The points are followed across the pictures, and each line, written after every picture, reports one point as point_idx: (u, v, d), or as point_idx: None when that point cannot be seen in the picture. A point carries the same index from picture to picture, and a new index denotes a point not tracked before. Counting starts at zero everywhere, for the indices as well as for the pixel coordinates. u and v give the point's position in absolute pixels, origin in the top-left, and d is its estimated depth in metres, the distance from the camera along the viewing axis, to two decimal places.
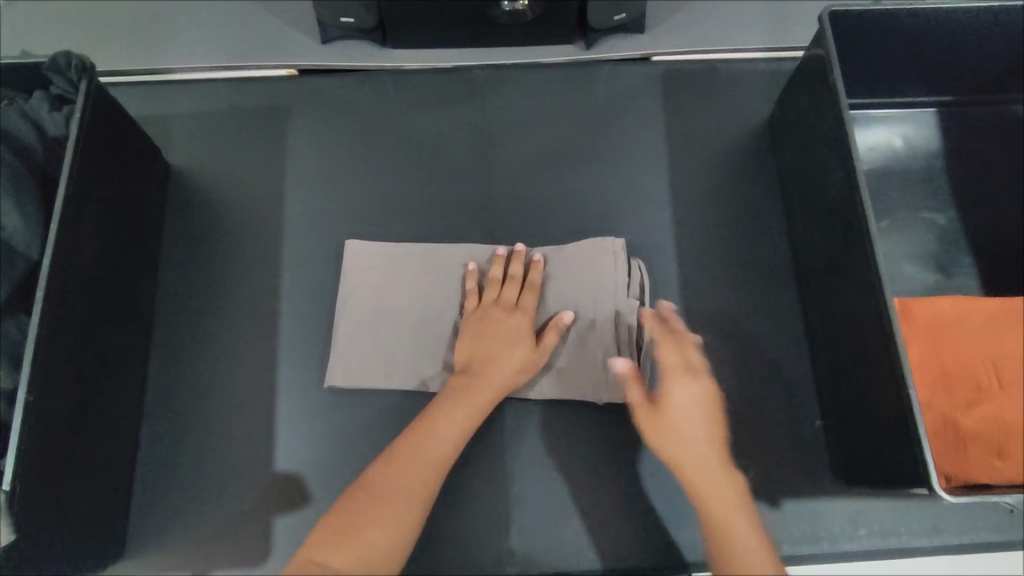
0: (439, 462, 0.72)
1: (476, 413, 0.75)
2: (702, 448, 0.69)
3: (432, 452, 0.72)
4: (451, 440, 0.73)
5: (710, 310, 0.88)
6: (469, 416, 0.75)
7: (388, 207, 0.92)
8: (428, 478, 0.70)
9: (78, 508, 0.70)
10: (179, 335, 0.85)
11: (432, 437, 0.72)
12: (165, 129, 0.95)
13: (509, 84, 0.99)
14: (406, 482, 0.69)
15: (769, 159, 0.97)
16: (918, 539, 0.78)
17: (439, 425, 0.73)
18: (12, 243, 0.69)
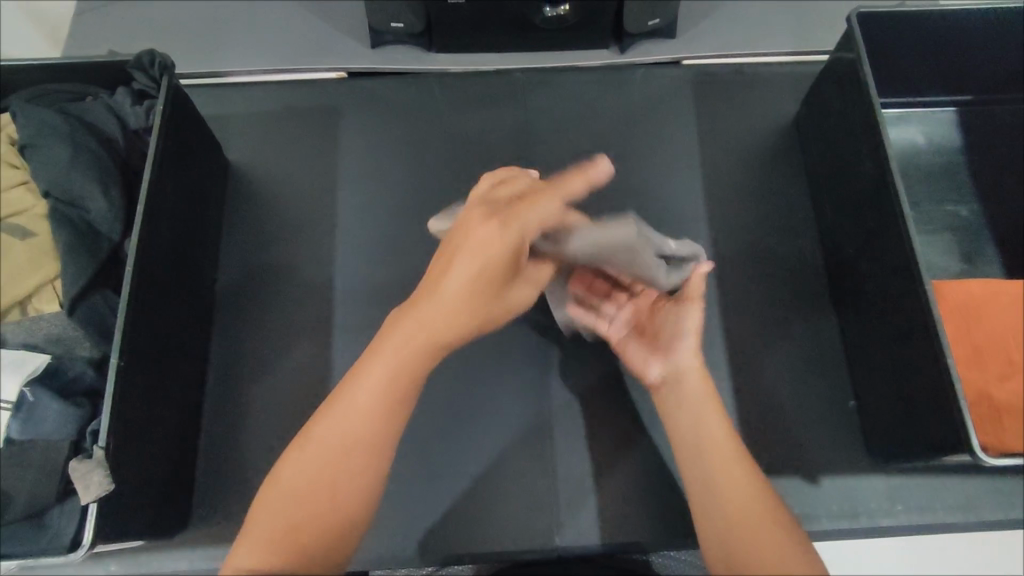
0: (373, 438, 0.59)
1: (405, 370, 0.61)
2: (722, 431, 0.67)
3: (355, 420, 0.59)
4: (376, 407, 0.60)
5: (745, 297, 0.92)
6: (399, 376, 0.61)
7: (435, 200, 0.97)
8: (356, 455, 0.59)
9: (152, 472, 0.73)
10: (240, 318, 0.90)
11: (359, 397, 0.60)
12: (225, 127, 1.01)
13: (547, 85, 1.04)
14: (345, 458, 0.59)
15: (797, 156, 1.01)
16: (954, 514, 0.81)
17: (353, 400, 0.60)
18: (95, 223, 0.74)
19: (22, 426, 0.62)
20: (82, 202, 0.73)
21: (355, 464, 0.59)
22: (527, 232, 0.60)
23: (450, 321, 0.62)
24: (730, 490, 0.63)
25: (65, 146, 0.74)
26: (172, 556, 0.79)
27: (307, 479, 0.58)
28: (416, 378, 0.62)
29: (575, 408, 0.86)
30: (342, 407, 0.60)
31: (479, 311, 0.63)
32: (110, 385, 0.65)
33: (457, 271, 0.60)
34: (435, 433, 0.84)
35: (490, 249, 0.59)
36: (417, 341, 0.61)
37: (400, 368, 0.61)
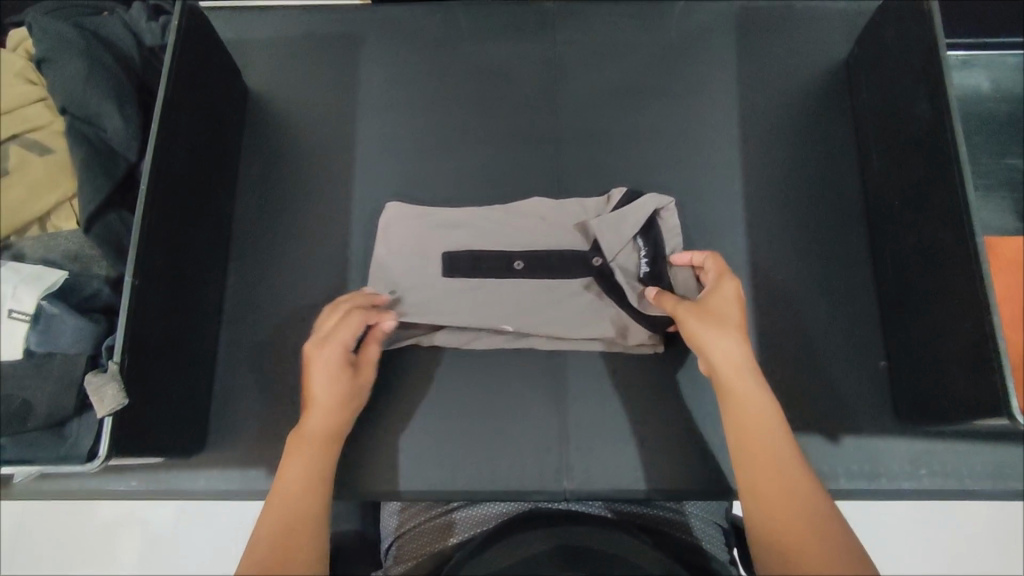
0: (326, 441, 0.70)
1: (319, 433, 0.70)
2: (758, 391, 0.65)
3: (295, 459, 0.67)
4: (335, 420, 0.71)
5: (776, 250, 0.88)
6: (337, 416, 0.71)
7: (457, 135, 0.93)
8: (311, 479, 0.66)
9: (168, 392, 0.74)
10: (257, 247, 0.89)
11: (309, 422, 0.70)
12: (245, 53, 0.98)
13: (580, 17, 0.98)
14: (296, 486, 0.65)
15: (845, 100, 0.94)
16: (981, 482, 0.78)
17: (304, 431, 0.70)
18: (112, 142, 0.72)
19: (40, 338, 0.63)
20: (97, 120, 0.72)
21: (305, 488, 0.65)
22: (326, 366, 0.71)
23: (332, 411, 0.71)
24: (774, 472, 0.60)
25: (81, 62, 0.72)
26: (188, 474, 0.81)
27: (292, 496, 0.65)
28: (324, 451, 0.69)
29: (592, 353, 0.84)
30: (305, 443, 0.69)
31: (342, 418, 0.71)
32: (126, 300, 0.65)
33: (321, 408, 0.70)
34: (449, 370, 0.84)
35: (340, 374, 0.72)
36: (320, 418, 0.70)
37: (325, 426, 0.70)
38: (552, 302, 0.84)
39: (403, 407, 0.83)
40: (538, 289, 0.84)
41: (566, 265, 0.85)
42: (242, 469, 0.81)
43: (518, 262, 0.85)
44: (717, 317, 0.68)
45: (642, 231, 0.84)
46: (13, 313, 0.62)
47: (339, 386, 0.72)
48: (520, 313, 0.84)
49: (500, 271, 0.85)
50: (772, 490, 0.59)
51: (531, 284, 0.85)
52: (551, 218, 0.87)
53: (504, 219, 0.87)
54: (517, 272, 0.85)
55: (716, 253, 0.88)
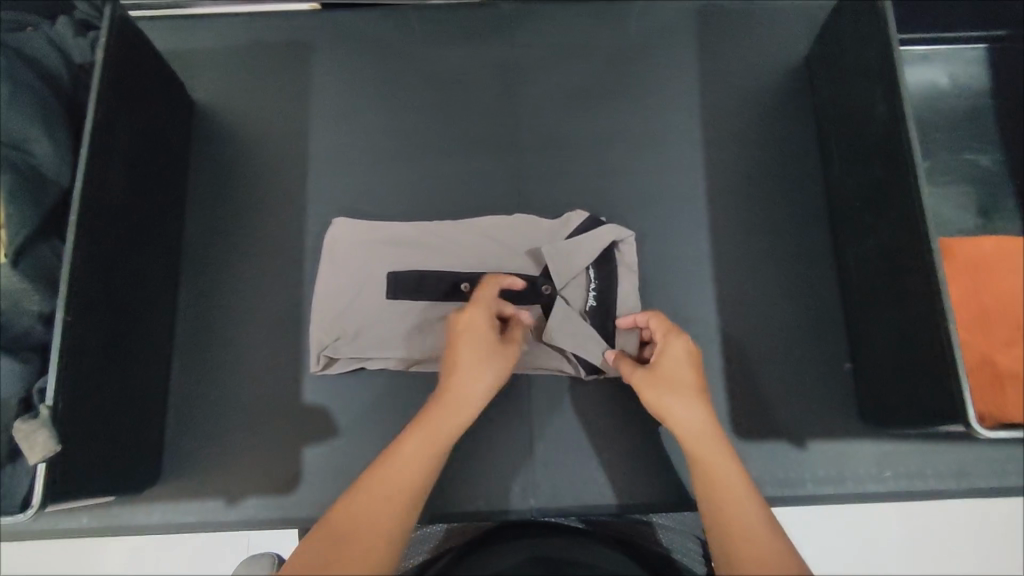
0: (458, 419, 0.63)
1: (458, 408, 0.64)
2: (722, 451, 0.61)
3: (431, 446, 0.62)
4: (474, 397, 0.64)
5: (741, 254, 0.87)
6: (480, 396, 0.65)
7: (413, 145, 0.91)
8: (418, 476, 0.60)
9: (114, 429, 0.71)
10: (207, 270, 0.86)
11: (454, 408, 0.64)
12: (189, 65, 0.94)
13: (536, 19, 0.96)
14: (389, 481, 0.59)
15: (805, 99, 0.93)
16: (945, 481, 0.78)
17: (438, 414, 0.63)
18: (42, 167, 0.69)
19: None
20: (25, 145, 0.68)
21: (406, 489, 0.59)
22: (473, 342, 0.66)
23: (469, 392, 0.64)
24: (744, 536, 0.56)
25: (4, 84, 0.67)
26: (144, 509, 0.78)
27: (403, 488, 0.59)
28: (451, 432, 0.63)
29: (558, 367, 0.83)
30: (428, 426, 0.62)
31: (500, 378, 0.66)
32: (55, 340, 0.62)
33: (485, 366, 0.65)
34: (411, 391, 0.82)
35: (484, 340, 0.66)
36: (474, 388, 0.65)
37: (454, 412, 0.63)
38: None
39: (365, 430, 0.81)
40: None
41: (514, 289, 0.81)
42: (200, 501, 0.78)
43: (464, 284, 0.81)
44: (671, 381, 0.65)
45: (596, 261, 0.81)
46: None
47: (487, 351, 0.66)
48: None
49: (445, 294, 0.81)
50: (754, 560, 0.54)
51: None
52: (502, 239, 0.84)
53: (452, 239, 0.84)
54: (463, 294, 0.81)
55: (680, 260, 0.86)
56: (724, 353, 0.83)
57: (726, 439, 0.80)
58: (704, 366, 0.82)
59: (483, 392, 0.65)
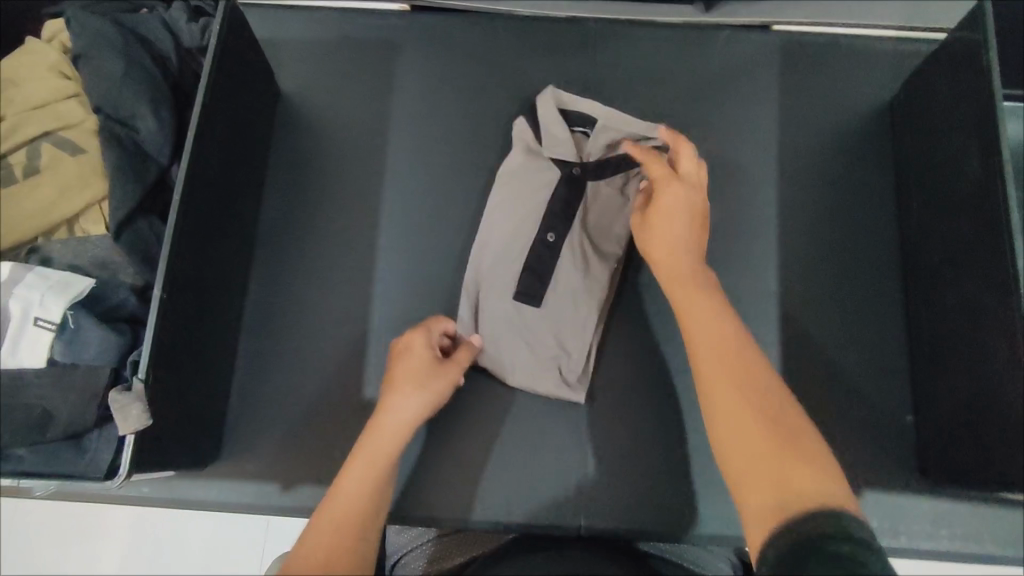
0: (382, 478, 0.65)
1: (385, 455, 0.66)
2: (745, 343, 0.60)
3: (350, 489, 0.63)
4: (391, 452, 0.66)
5: (809, 294, 0.86)
6: (391, 454, 0.66)
7: (490, 153, 0.92)
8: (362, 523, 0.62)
9: (186, 404, 0.73)
10: (281, 256, 0.88)
11: (366, 457, 0.65)
12: (279, 54, 0.96)
13: (622, 40, 0.96)
14: (328, 528, 0.60)
15: (886, 144, 0.92)
16: (1001, 546, 0.77)
17: (355, 468, 0.65)
18: (144, 145, 0.71)
19: (65, 347, 0.62)
20: (131, 122, 0.70)
21: (347, 538, 0.60)
22: (408, 378, 0.70)
23: (409, 422, 0.68)
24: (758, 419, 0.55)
25: (118, 61, 0.70)
26: (202, 484, 0.80)
27: (373, 480, 0.64)
28: (389, 455, 0.66)
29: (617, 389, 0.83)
30: (361, 469, 0.64)
31: (440, 398, 0.70)
32: (152, 313, 0.64)
33: (418, 398, 0.69)
34: (470, 396, 0.83)
35: (426, 364, 0.71)
36: (417, 416, 0.69)
37: (378, 457, 0.66)
38: (587, 288, 0.82)
39: (422, 430, 0.82)
40: (573, 272, 0.82)
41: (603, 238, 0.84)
42: (257, 483, 0.80)
43: (552, 234, 0.82)
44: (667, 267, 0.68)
45: (597, 123, 0.86)
46: (39, 321, 0.60)
47: (425, 375, 0.70)
48: (551, 294, 0.82)
49: (541, 254, 0.81)
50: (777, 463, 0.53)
51: (569, 252, 0.82)
52: (588, 198, 0.84)
53: (534, 191, 0.84)
54: (555, 243, 0.82)
55: (748, 294, 0.86)
56: (784, 391, 0.83)
57: None
58: None
59: (401, 443, 0.67)
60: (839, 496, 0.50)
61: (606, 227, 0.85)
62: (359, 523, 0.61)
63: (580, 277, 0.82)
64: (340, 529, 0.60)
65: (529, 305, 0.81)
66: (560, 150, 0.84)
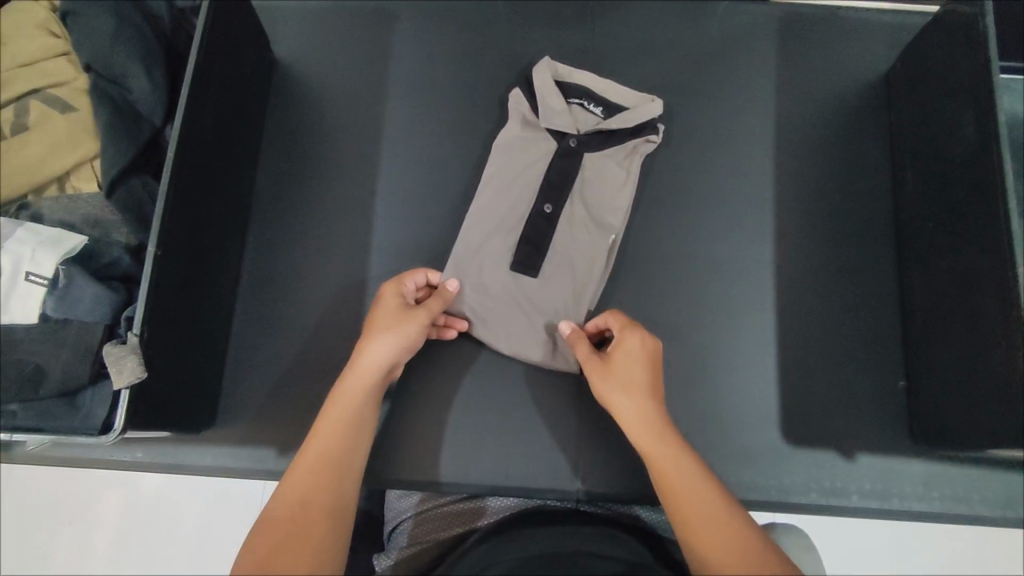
0: (353, 419, 0.64)
1: (354, 396, 0.65)
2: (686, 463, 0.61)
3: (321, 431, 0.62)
4: (360, 393, 0.65)
5: (804, 263, 0.87)
6: (361, 392, 0.65)
7: (487, 123, 0.91)
8: (334, 463, 0.60)
9: (181, 368, 0.72)
10: (276, 224, 0.87)
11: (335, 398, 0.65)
12: (273, 22, 0.95)
13: (620, 11, 0.96)
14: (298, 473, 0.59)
15: (881, 115, 0.93)
16: (991, 508, 0.79)
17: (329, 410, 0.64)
18: (137, 104, 0.70)
19: (56, 304, 0.61)
20: (123, 81, 0.69)
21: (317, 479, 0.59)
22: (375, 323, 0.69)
23: (379, 364, 0.67)
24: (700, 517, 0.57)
25: (109, 18, 0.69)
26: (197, 450, 0.80)
27: (343, 420, 0.63)
28: (361, 396, 0.65)
29: None
30: (332, 411, 0.64)
31: (408, 335, 0.69)
32: (147, 271, 0.63)
33: (389, 336, 0.67)
34: (467, 364, 0.83)
35: (390, 307, 0.70)
36: (391, 352, 0.67)
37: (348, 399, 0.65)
38: (584, 258, 0.83)
39: (419, 398, 0.82)
40: (570, 244, 0.83)
41: (605, 207, 0.84)
42: (253, 448, 0.80)
43: (549, 205, 0.83)
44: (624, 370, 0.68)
45: (589, 95, 0.86)
46: (31, 276, 0.60)
47: (390, 317, 0.69)
48: (548, 264, 0.83)
49: (537, 224, 0.82)
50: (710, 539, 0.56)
51: (566, 223, 0.83)
52: (587, 170, 0.85)
53: (533, 163, 0.85)
54: (552, 214, 0.83)
55: (744, 262, 0.87)
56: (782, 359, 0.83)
57: (774, 443, 0.81)
58: (758, 368, 0.83)
59: (371, 382, 0.66)
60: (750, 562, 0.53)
61: (606, 198, 0.84)
62: (333, 462, 0.60)
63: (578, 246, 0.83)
64: (314, 469, 0.59)
65: (526, 275, 0.82)
66: (558, 121, 0.85)
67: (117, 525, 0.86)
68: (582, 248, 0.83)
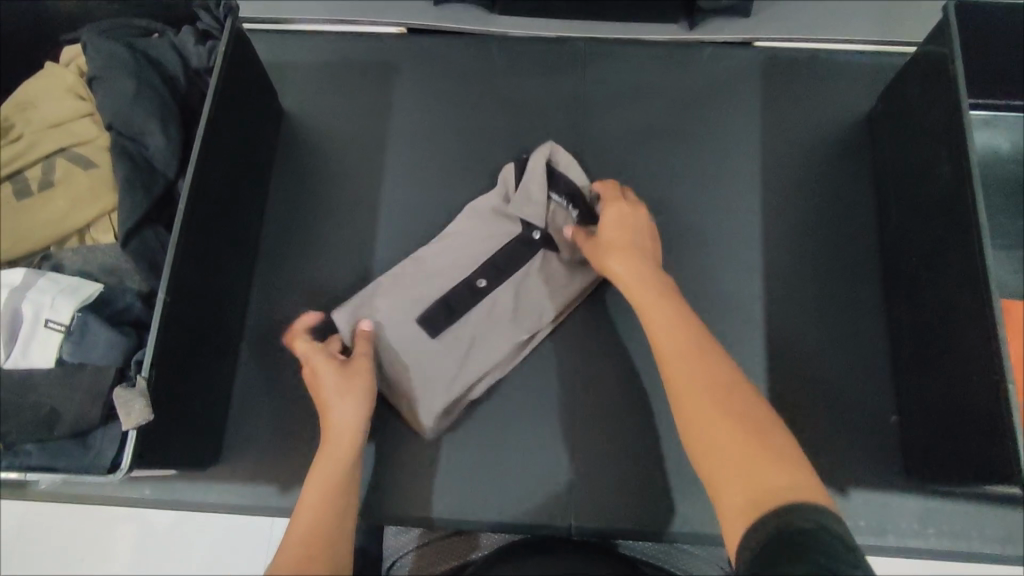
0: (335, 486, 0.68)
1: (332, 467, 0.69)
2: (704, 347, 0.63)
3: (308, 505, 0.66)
4: (340, 465, 0.70)
5: (792, 297, 0.89)
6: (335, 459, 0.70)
7: (483, 167, 0.95)
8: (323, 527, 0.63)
9: (188, 405, 0.76)
10: (283, 267, 0.91)
11: (322, 471, 0.69)
12: (282, 76, 1.01)
13: (609, 58, 1.01)
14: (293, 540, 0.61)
15: (866, 152, 0.95)
16: (989, 544, 0.78)
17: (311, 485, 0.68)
18: (153, 159, 0.75)
19: (73, 349, 0.65)
20: (141, 138, 0.74)
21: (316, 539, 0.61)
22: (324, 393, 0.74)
23: (349, 430, 0.72)
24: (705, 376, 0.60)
25: (131, 82, 0.75)
26: (202, 486, 0.83)
27: (324, 485, 0.68)
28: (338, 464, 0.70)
29: (606, 392, 0.85)
30: (317, 482, 0.68)
31: (363, 393, 0.74)
32: (156, 317, 0.67)
33: (339, 401, 0.73)
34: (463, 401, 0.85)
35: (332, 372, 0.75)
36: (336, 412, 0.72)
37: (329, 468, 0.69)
38: (468, 349, 0.83)
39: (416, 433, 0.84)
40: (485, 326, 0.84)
41: (537, 289, 0.86)
42: (254, 485, 0.82)
43: (483, 280, 0.85)
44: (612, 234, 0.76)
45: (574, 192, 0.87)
46: (49, 323, 0.65)
47: (338, 380, 0.74)
48: (475, 335, 0.84)
49: (469, 297, 0.84)
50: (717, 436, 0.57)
51: (495, 299, 0.85)
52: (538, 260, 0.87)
53: (491, 236, 0.88)
54: (484, 288, 0.85)
55: (734, 298, 0.89)
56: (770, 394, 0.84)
57: None
58: None
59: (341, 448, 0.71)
60: (793, 484, 0.52)
61: (539, 293, 0.85)
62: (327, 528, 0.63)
63: (501, 326, 0.84)
64: (310, 534, 0.62)
65: (444, 342, 0.83)
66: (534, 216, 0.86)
67: (125, 563, 0.88)
68: (507, 326, 0.84)
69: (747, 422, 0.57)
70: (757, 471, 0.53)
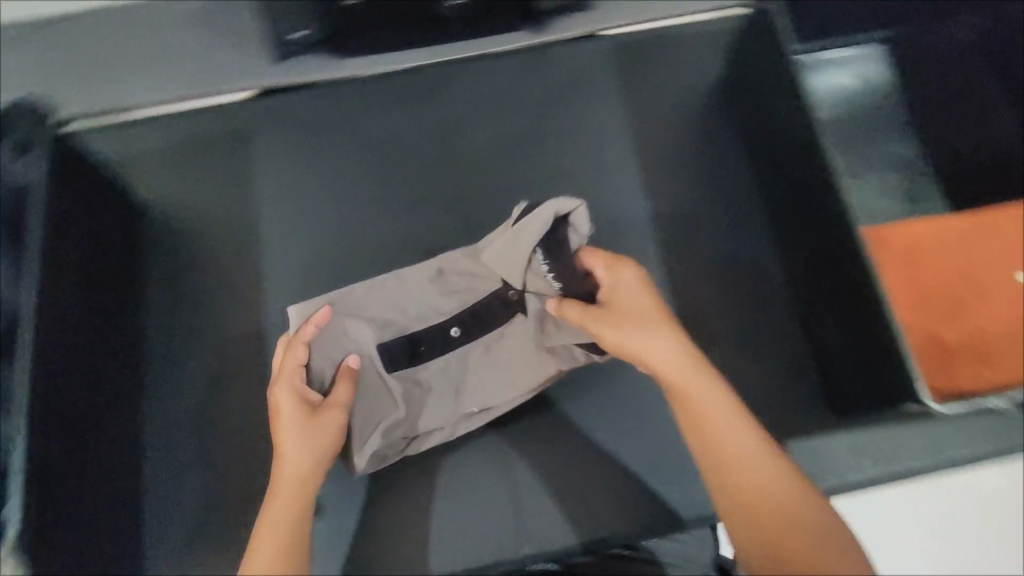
0: (293, 548, 0.63)
1: (285, 519, 0.64)
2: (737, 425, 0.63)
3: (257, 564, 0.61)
4: (286, 523, 0.64)
5: (692, 271, 0.90)
6: (290, 514, 0.65)
7: (364, 213, 0.93)
8: None
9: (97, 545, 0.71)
10: (173, 369, 0.86)
11: (260, 534, 0.64)
12: (129, 168, 0.94)
13: (466, 76, 0.99)
14: None
15: (729, 114, 0.99)
16: (919, 458, 0.83)
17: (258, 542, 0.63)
18: None
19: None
20: None
21: None
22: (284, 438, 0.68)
23: (307, 478, 0.67)
24: (745, 469, 0.61)
25: None
26: None
27: (280, 537, 0.63)
28: (289, 523, 0.64)
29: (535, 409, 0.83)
30: (266, 534, 0.63)
31: (330, 441, 0.69)
32: None
33: (297, 446, 0.68)
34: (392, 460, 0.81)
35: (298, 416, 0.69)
36: (292, 468, 0.67)
37: (280, 520, 0.64)
38: (421, 405, 0.79)
39: (351, 503, 0.81)
40: (445, 379, 0.80)
41: (506, 341, 0.80)
42: None
43: (454, 328, 0.80)
44: (630, 312, 0.67)
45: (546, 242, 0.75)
46: None
47: (297, 425, 0.68)
48: (428, 376, 0.80)
49: (438, 346, 0.80)
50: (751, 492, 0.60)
51: (462, 350, 0.80)
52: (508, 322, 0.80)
53: (434, 270, 0.83)
54: (456, 338, 0.80)
55: None
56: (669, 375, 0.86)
57: None
58: None
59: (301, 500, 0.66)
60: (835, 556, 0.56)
61: (486, 371, 0.80)
62: None
63: (453, 378, 0.80)
64: None
65: (393, 380, 0.77)
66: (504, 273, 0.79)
67: None
68: (461, 380, 0.80)
69: (778, 493, 0.60)
70: (783, 545, 0.57)
